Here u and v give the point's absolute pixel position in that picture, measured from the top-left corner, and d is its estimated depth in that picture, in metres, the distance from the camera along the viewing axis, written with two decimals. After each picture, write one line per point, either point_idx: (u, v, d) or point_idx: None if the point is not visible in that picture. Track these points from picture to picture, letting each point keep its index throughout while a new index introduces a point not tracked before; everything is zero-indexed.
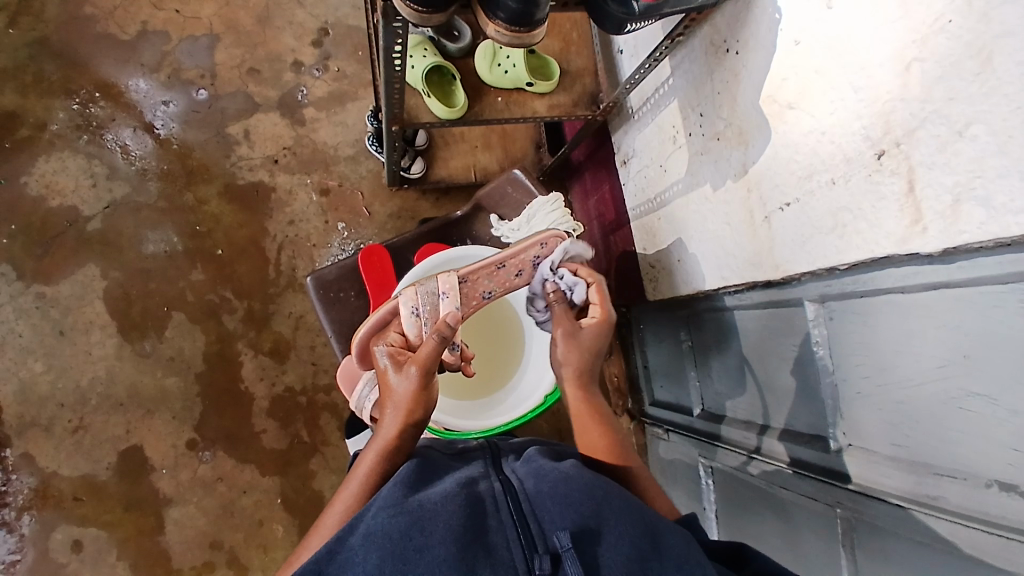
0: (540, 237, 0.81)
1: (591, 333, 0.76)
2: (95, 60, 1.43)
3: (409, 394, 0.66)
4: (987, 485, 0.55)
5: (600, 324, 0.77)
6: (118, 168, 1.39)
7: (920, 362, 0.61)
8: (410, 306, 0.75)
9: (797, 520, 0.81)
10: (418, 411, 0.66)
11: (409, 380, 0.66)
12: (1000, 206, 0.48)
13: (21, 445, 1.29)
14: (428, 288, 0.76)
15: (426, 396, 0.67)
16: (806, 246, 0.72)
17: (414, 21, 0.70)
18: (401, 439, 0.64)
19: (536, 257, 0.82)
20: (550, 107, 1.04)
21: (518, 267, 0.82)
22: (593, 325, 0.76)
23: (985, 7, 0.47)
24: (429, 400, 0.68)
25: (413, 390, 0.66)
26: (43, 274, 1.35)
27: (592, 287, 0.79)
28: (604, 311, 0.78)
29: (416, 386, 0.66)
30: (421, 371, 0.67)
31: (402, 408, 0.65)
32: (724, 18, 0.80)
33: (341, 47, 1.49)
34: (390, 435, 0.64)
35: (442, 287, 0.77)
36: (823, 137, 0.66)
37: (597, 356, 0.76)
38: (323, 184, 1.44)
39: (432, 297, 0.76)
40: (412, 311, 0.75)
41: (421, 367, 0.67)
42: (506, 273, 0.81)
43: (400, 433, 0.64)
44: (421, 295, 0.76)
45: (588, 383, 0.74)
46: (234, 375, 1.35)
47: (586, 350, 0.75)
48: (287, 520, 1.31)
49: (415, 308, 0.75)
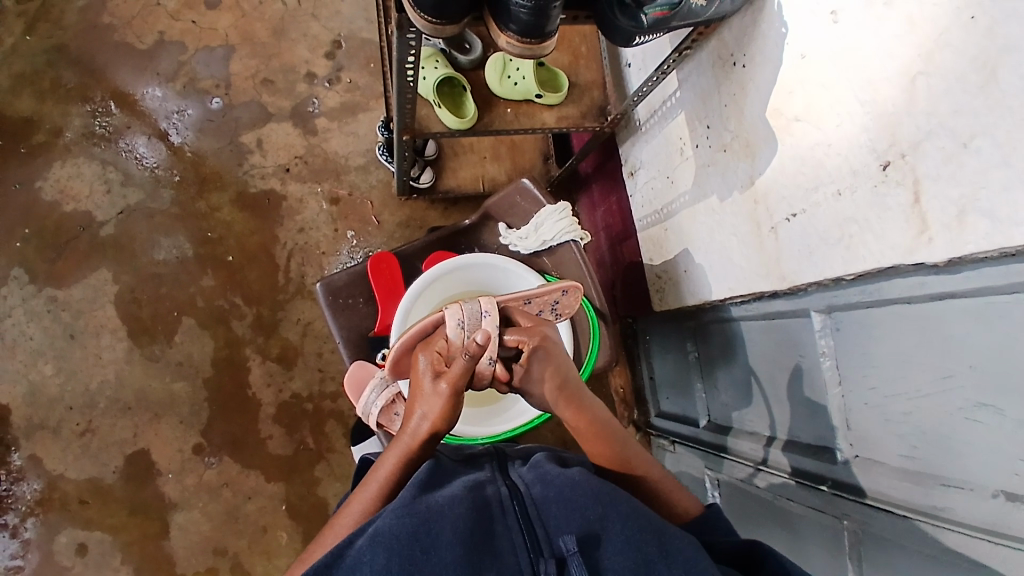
0: (563, 285, 0.78)
1: (543, 361, 0.70)
2: (113, 68, 1.46)
3: (438, 408, 0.65)
4: (994, 495, 0.54)
5: (541, 352, 0.69)
6: (133, 174, 1.42)
7: (927, 372, 0.61)
8: (456, 319, 0.66)
9: (803, 532, 0.81)
10: (443, 424, 0.66)
11: (437, 396, 0.65)
12: (1004, 216, 0.48)
13: (29, 447, 1.30)
14: (472, 306, 0.67)
15: (453, 412, 0.66)
16: (813, 257, 0.72)
17: (429, 33, 0.71)
18: (423, 446, 0.65)
19: (557, 299, 0.79)
20: (559, 118, 1.05)
21: (542, 306, 0.79)
22: (533, 360, 0.69)
23: (988, 20, 0.48)
24: (455, 413, 0.67)
25: (443, 404, 0.65)
26: (56, 278, 1.37)
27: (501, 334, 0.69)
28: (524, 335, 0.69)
29: (445, 402, 0.65)
30: (451, 389, 0.65)
31: (430, 419, 0.65)
32: (730, 32, 0.82)
33: (354, 59, 1.51)
34: (413, 441, 0.65)
35: (485, 306, 0.67)
36: (829, 149, 0.67)
37: (562, 373, 0.71)
38: (334, 193, 1.45)
39: (475, 315, 0.66)
40: (458, 324, 0.66)
41: (453, 383, 0.65)
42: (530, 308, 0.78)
43: (423, 441, 0.65)
44: (469, 310, 0.66)
45: (576, 396, 0.72)
46: (242, 381, 1.36)
47: (549, 376, 0.71)
48: (292, 527, 1.31)
49: (460, 322, 0.66)
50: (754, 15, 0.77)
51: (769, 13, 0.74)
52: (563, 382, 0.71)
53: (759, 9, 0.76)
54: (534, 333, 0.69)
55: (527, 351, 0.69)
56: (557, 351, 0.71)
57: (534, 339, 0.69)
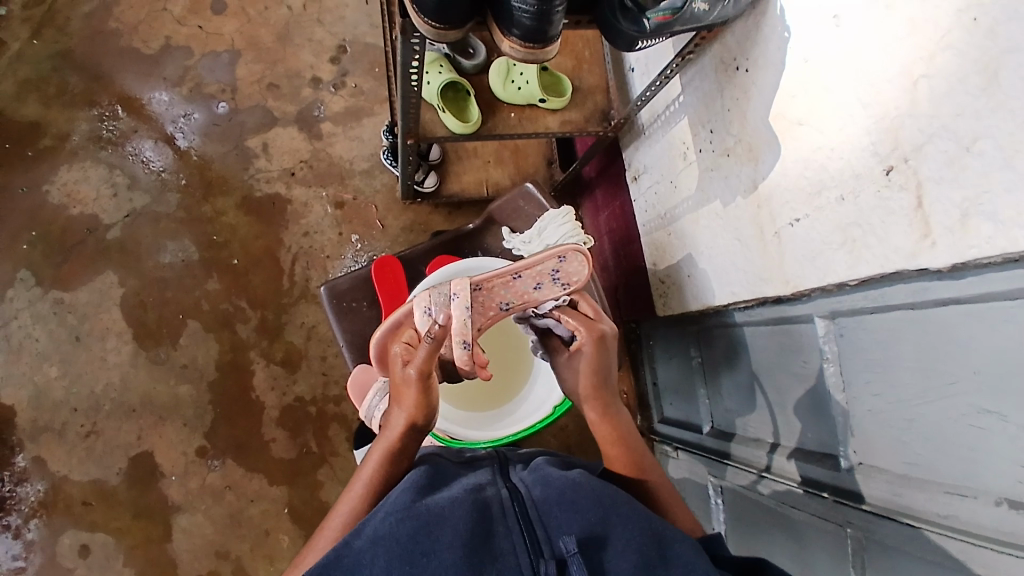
0: (557, 249, 0.75)
1: (588, 355, 0.78)
2: (119, 73, 1.47)
3: (410, 396, 0.66)
4: (998, 501, 0.54)
5: (588, 347, 0.78)
6: (139, 178, 1.43)
7: (931, 377, 0.60)
8: (423, 308, 0.72)
9: (807, 540, 0.80)
10: (418, 413, 0.66)
11: (407, 384, 0.66)
12: (1007, 219, 0.48)
13: (34, 450, 1.31)
14: (441, 290, 0.73)
15: (426, 398, 0.67)
16: (816, 261, 0.72)
17: (431, 37, 0.72)
18: (404, 439, 0.66)
19: (555, 270, 0.76)
20: (562, 123, 1.05)
21: (537, 278, 0.76)
22: (580, 351, 0.78)
23: (991, 23, 0.48)
24: (431, 403, 0.67)
25: (414, 391, 0.66)
26: (62, 281, 1.37)
27: (564, 318, 0.80)
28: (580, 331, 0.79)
29: (414, 388, 0.66)
30: (418, 373, 0.67)
31: (404, 409, 0.66)
32: (733, 37, 0.82)
33: (358, 64, 1.52)
34: (393, 435, 0.66)
35: (453, 288, 0.72)
36: (832, 153, 0.67)
37: (601, 374, 0.78)
38: (338, 197, 1.46)
39: (444, 298, 0.72)
40: (425, 312, 0.72)
41: (419, 369, 0.67)
42: (523, 283, 0.76)
43: (402, 434, 0.66)
44: (435, 296, 0.73)
45: (607, 400, 0.76)
46: (246, 384, 1.36)
47: (588, 371, 0.78)
48: (294, 530, 1.31)
49: (428, 309, 0.72)
50: (756, 20, 0.77)
51: (771, 18, 0.74)
52: (602, 382, 0.77)
53: (761, 13, 0.76)
54: (591, 330, 0.78)
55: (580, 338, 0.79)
56: (609, 353, 0.79)
57: (587, 333, 0.78)
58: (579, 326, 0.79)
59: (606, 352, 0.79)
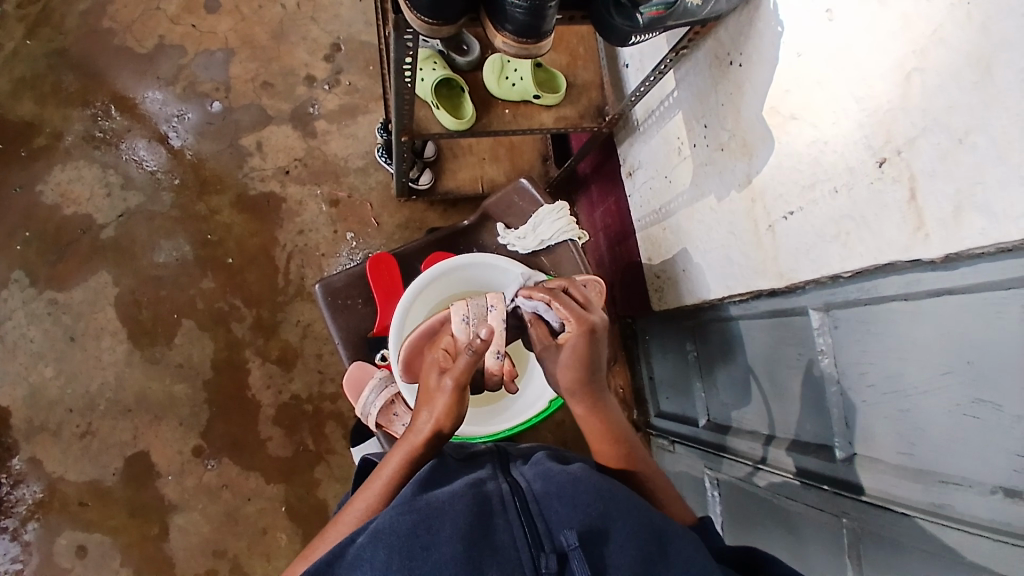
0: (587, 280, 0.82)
1: (575, 348, 0.68)
2: (113, 72, 1.47)
3: (442, 406, 0.64)
4: (992, 491, 0.54)
5: (577, 338, 0.68)
6: (133, 177, 1.42)
7: (925, 368, 0.61)
8: (461, 315, 0.73)
9: (802, 532, 0.80)
10: (446, 421, 0.65)
11: (442, 393, 0.64)
12: (1000, 212, 0.48)
13: (30, 450, 1.30)
14: (478, 300, 0.74)
15: (457, 408, 0.65)
16: (810, 254, 0.72)
17: (426, 33, 0.72)
18: (428, 444, 0.65)
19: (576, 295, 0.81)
20: (557, 119, 1.05)
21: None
22: (568, 344, 0.68)
23: (984, 19, 0.48)
24: (461, 411, 0.66)
25: (447, 401, 0.64)
26: (56, 280, 1.37)
27: (555, 304, 0.70)
28: (574, 317, 0.69)
29: (448, 397, 0.64)
30: (455, 384, 0.65)
31: (433, 415, 0.65)
32: (727, 32, 0.82)
33: (353, 62, 1.52)
34: (418, 440, 0.65)
35: (492, 300, 0.74)
36: (825, 147, 0.67)
37: (592, 368, 0.68)
38: (333, 195, 1.46)
39: (481, 308, 0.73)
40: (463, 318, 0.73)
41: (456, 380, 0.64)
42: None
43: (427, 438, 0.65)
44: (472, 306, 0.73)
45: (597, 393, 0.70)
46: (242, 383, 1.36)
47: (575, 365, 0.68)
48: (291, 528, 1.31)
49: (465, 318, 0.73)
50: (749, 16, 0.77)
51: (765, 13, 0.74)
52: (591, 378, 0.69)
53: (755, 9, 0.76)
54: (582, 322, 0.68)
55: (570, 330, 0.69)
56: (599, 347, 0.69)
57: (578, 325, 0.68)
58: (570, 316, 0.69)
59: (596, 345, 0.69)
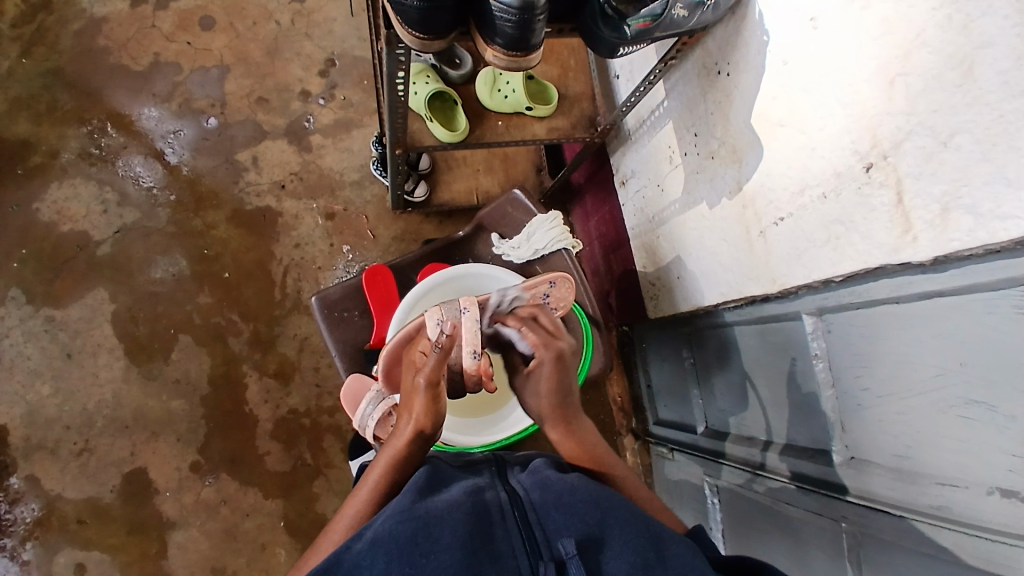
0: (551, 277, 0.87)
1: (547, 374, 0.76)
2: (109, 90, 1.48)
3: (418, 405, 0.68)
4: (990, 492, 0.54)
5: (548, 365, 0.76)
6: (129, 194, 1.43)
7: (918, 370, 0.61)
8: (435, 320, 0.75)
9: (802, 538, 0.80)
10: (426, 420, 0.68)
11: (415, 392, 0.69)
12: (987, 212, 0.49)
13: (27, 468, 1.30)
14: (451, 305, 0.76)
15: (433, 407, 0.69)
16: (802, 259, 0.73)
17: (416, 48, 0.73)
18: (411, 445, 0.66)
19: (547, 295, 0.87)
20: (550, 130, 1.06)
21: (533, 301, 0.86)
22: (539, 369, 0.77)
23: (965, 19, 0.49)
24: (439, 413, 0.70)
25: (422, 399, 0.68)
26: (53, 298, 1.37)
27: (525, 331, 0.79)
28: (545, 344, 0.77)
29: (422, 397, 0.68)
30: (427, 382, 0.69)
31: (413, 416, 0.68)
32: (714, 42, 0.83)
33: (348, 76, 1.54)
34: (399, 442, 0.67)
35: (465, 303, 0.75)
36: (813, 152, 0.68)
37: (563, 390, 0.76)
38: (329, 209, 1.46)
39: (453, 313, 0.75)
40: (437, 322, 0.74)
41: (427, 378, 0.69)
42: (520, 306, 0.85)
43: (409, 441, 0.67)
44: (446, 309, 0.75)
45: (569, 416, 0.75)
46: (240, 398, 1.36)
47: (549, 391, 0.76)
48: (291, 543, 1.30)
49: (440, 321, 0.74)
50: (735, 25, 0.78)
51: (750, 23, 0.75)
52: (562, 399, 0.76)
53: (740, 18, 0.77)
54: (549, 348, 0.77)
55: (538, 360, 0.77)
56: (568, 371, 0.77)
57: (548, 351, 0.77)
58: (539, 343, 0.77)
59: (565, 369, 0.77)
